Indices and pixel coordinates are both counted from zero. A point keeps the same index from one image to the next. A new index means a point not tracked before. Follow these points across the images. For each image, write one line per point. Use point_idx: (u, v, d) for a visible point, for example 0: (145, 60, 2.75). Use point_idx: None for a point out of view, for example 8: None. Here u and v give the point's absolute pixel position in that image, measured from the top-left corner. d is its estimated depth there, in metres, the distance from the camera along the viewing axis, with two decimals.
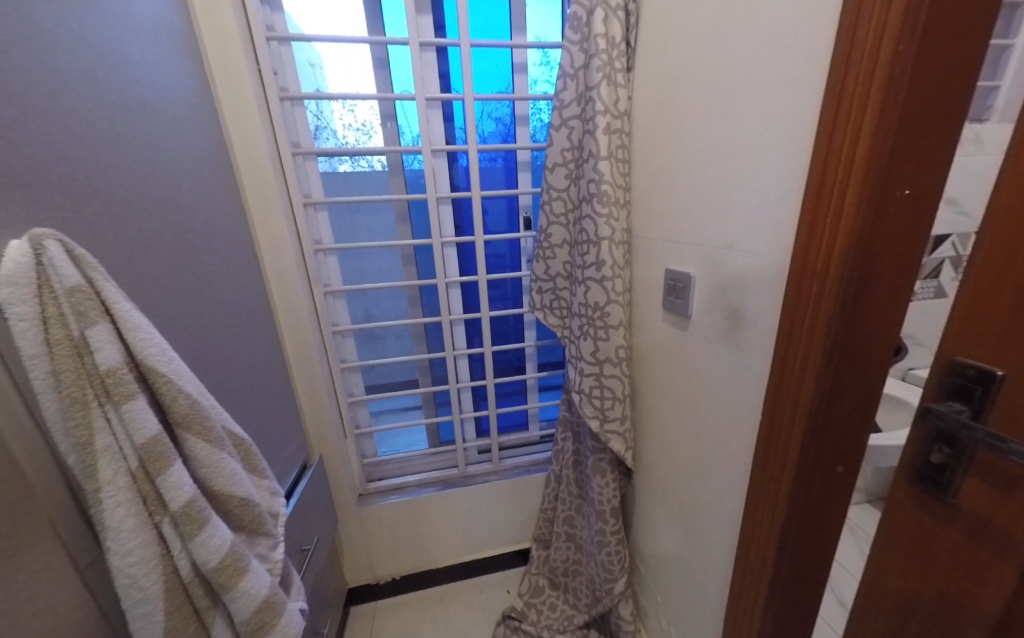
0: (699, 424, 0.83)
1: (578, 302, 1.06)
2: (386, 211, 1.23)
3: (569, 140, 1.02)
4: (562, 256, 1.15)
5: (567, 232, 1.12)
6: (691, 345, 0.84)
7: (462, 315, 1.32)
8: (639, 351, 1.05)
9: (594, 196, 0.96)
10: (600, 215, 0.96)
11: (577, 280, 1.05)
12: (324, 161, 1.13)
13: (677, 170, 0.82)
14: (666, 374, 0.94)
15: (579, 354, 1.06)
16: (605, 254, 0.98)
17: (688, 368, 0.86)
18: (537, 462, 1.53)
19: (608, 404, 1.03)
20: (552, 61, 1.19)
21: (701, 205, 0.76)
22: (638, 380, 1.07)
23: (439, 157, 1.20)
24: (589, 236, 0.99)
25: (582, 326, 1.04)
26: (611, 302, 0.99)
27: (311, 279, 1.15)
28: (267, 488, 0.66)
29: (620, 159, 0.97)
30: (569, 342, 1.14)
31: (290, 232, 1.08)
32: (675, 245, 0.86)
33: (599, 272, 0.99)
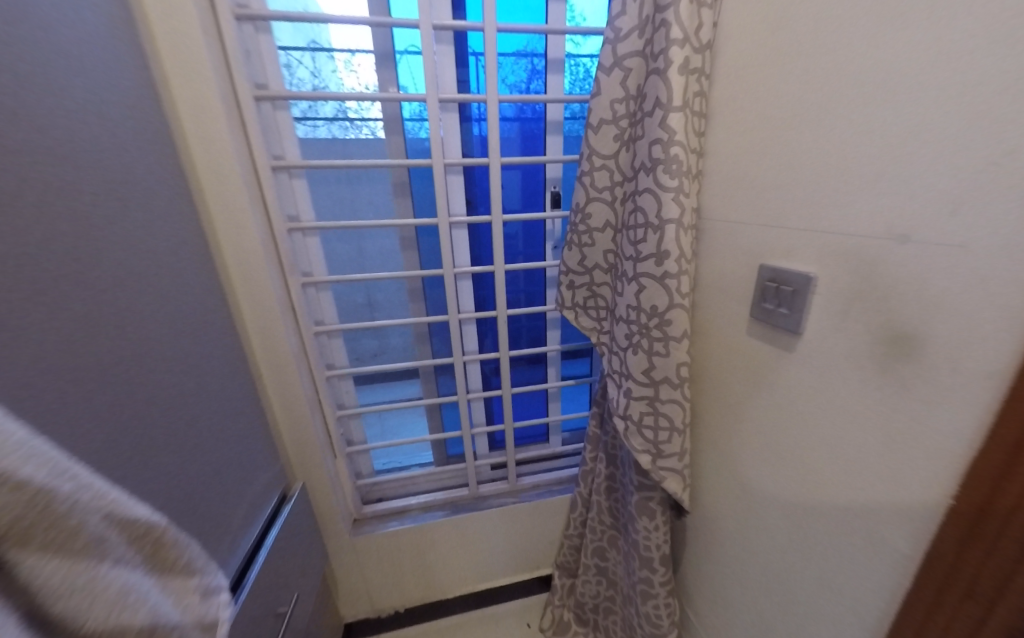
0: (812, 477, 0.61)
1: (624, 303, 0.82)
2: (383, 181, 0.98)
3: (625, 87, 0.78)
4: (606, 242, 0.91)
5: (615, 211, 0.87)
6: (797, 369, 0.61)
7: (474, 312, 1.09)
8: (705, 368, 0.81)
9: (658, 162, 0.71)
10: (667, 188, 0.71)
11: (626, 276, 0.82)
12: (321, 125, 0.90)
13: (796, 121, 0.57)
14: (749, 401, 0.72)
15: (627, 370, 0.83)
16: (671, 241, 0.73)
17: (792, 399, 0.63)
18: (560, 482, 1.33)
19: (663, 437, 0.81)
20: (579, 11, 0.97)
21: (843, 171, 0.51)
22: (700, 403, 0.84)
23: (449, 110, 0.95)
24: (648, 218, 0.74)
25: (631, 336, 0.81)
26: (674, 306, 0.75)
27: (285, 266, 0.91)
28: (201, 591, 0.44)
29: (697, 112, 0.72)
30: (610, 352, 0.90)
31: (255, 207, 0.83)
32: (778, 230, 0.62)
33: (661, 266, 0.74)
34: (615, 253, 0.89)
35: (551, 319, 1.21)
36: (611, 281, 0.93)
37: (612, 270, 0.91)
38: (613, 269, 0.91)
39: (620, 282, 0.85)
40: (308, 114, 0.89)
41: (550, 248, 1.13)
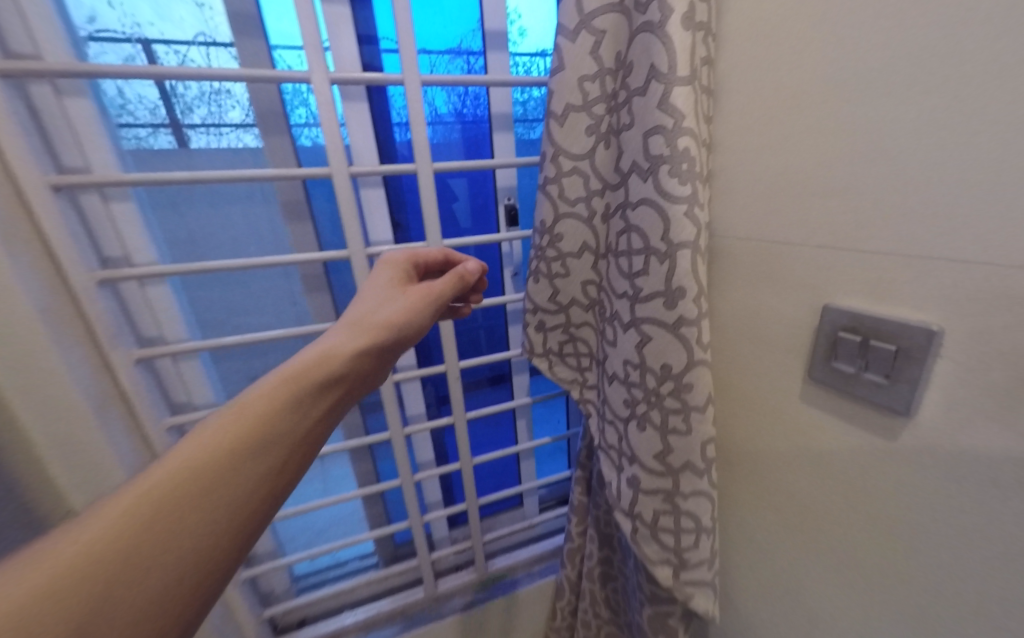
0: (948, 621, 0.40)
1: (620, 358, 0.59)
2: (265, 200, 0.68)
3: (599, 58, 0.56)
4: (587, 270, 0.67)
5: (596, 231, 0.64)
6: (906, 462, 0.40)
7: (415, 370, 0.81)
8: (734, 437, 0.59)
9: (661, 159, 0.48)
10: (677, 196, 0.48)
11: (619, 321, 0.58)
12: (229, 133, 0.63)
13: (888, 88, 0.37)
14: (812, 491, 0.50)
15: (630, 450, 0.59)
16: (685, 273, 0.50)
17: (897, 504, 0.42)
18: (541, 560, 1.08)
19: (689, 544, 0.57)
20: (514, 9, 0.76)
21: (997, 174, 0.32)
22: (729, 483, 0.62)
23: (353, 99, 0.68)
24: (650, 241, 0.51)
25: (633, 405, 0.58)
26: (694, 364, 0.52)
27: (104, 338, 0.56)
28: None
29: (706, 87, 0.50)
30: (603, 420, 0.66)
31: (23, 245, 0.49)
32: (851, 256, 0.41)
33: (672, 309, 0.51)
34: (600, 286, 0.66)
35: (517, 364, 0.96)
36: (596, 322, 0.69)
37: (596, 307, 0.68)
38: (597, 306, 0.68)
39: (611, 327, 0.61)
40: (208, 120, 0.62)
41: (509, 275, 0.88)
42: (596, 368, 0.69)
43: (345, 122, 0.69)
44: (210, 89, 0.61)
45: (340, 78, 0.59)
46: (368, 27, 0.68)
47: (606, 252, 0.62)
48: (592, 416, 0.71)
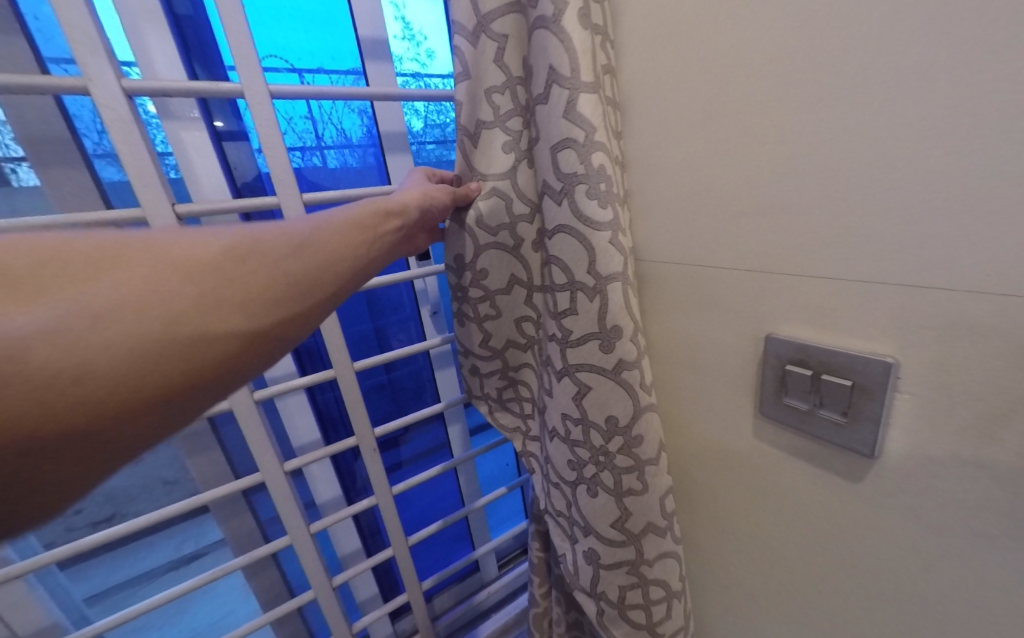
0: None
1: (558, 413, 0.50)
2: None
3: (507, 63, 0.47)
4: (518, 307, 0.57)
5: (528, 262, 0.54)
6: (864, 502, 0.37)
7: (320, 449, 0.66)
8: (686, 476, 0.54)
9: (574, 179, 0.41)
10: (597, 222, 0.41)
11: (553, 370, 0.49)
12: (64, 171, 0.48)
13: (810, 99, 0.32)
14: (775, 531, 0.45)
15: (585, 520, 0.51)
16: (618, 312, 0.43)
17: (866, 545, 0.38)
18: (505, 631, 0.97)
19: (661, 615, 0.50)
20: (420, 31, 0.68)
21: (930, 193, 0.28)
22: (689, 529, 0.56)
23: (184, 122, 0.52)
24: (575, 275, 0.43)
25: (581, 467, 0.49)
26: (642, 413, 0.45)
27: None
28: None
29: (612, 98, 0.44)
30: (549, 483, 0.56)
31: None
32: (784, 288, 0.37)
33: (611, 352, 0.44)
34: (538, 325, 0.56)
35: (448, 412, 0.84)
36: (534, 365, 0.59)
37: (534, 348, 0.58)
38: (535, 347, 0.58)
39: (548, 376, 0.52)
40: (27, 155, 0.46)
41: (426, 316, 0.77)
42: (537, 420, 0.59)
43: (170, 151, 0.53)
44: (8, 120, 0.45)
45: (149, 88, 0.43)
46: (204, 30, 0.53)
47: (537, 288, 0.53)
48: (539, 476, 0.61)
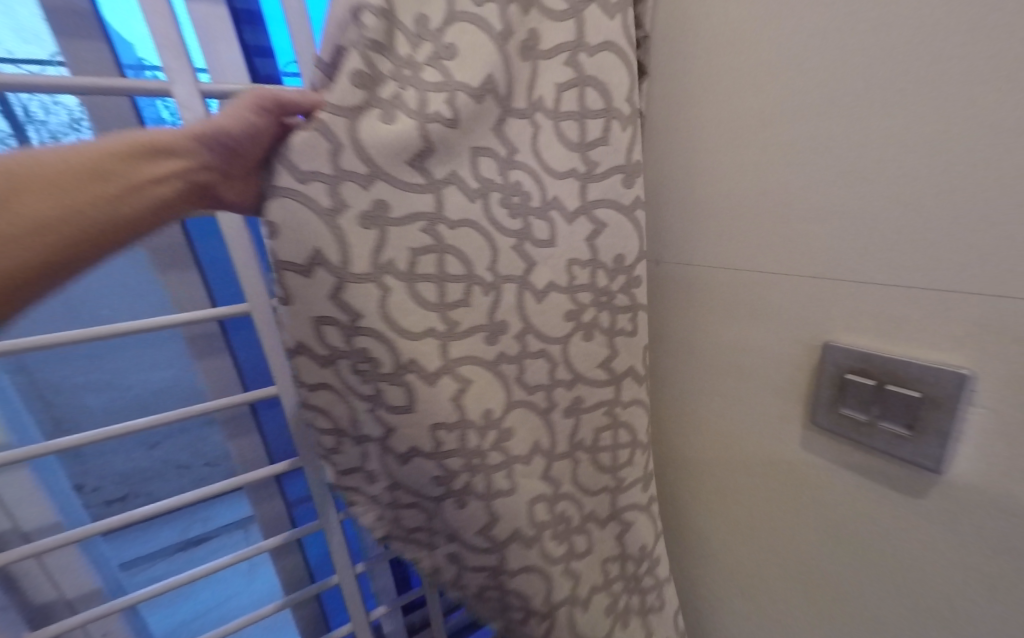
0: None
1: (427, 429, 0.35)
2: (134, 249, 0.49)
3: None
4: (326, 296, 0.31)
5: (344, 240, 0.30)
6: (924, 519, 0.35)
7: None
8: (722, 483, 0.53)
9: (491, 185, 0.35)
10: (506, 230, 0.36)
11: (413, 373, 0.33)
12: None
13: (874, 105, 0.32)
14: (820, 543, 0.44)
15: (433, 522, 0.40)
16: (547, 309, 0.39)
17: (919, 564, 0.37)
18: None
19: (519, 620, 0.44)
20: None
21: (991, 214, 0.28)
22: (725, 538, 0.55)
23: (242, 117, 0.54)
24: (473, 267, 0.35)
25: (454, 480, 0.37)
26: (529, 412, 0.40)
27: None
28: None
29: (563, 112, 0.37)
30: (403, 504, 0.40)
31: None
32: (838, 298, 0.37)
33: (495, 344, 0.37)
34: (354, 329, 0.32)
35: None
36: (355, 390, 0.34)
37: (350, 362, 0.33)
38: (354, 362, 0.33)
39: (411, 396, 0.34)
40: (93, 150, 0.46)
41: None
42: (369, 450, 0.37)
43: None
44: (88, 120, 0.45)
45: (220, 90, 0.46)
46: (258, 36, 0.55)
47: (360, 276, 0.31)
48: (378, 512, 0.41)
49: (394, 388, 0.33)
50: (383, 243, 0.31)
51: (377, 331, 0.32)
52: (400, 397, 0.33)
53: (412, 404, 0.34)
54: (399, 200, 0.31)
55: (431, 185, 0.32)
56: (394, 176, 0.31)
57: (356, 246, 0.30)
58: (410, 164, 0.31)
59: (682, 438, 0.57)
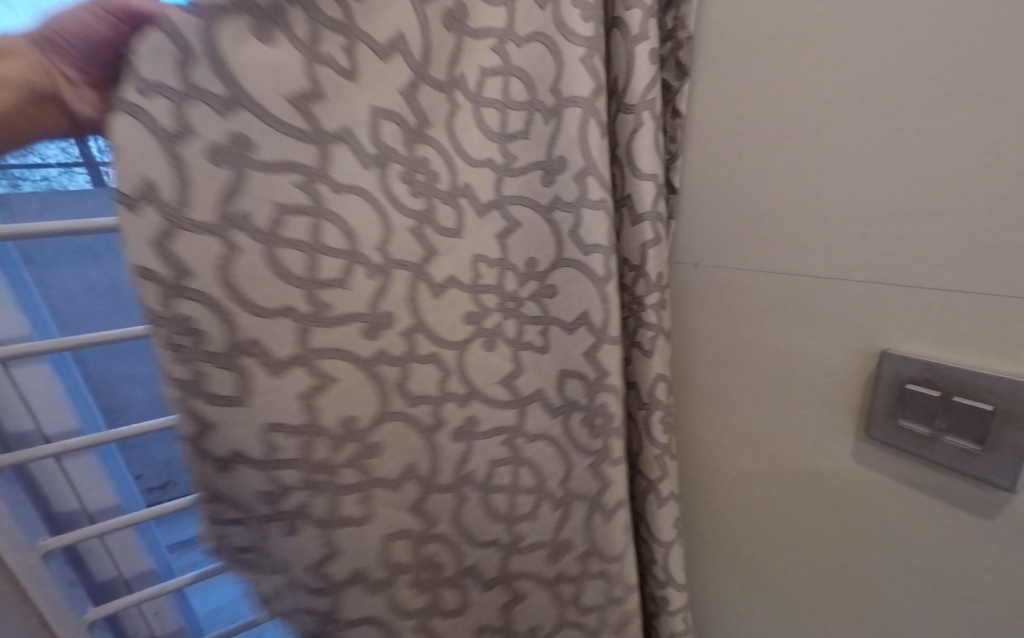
0: None
1: (259, 429, 0.30)
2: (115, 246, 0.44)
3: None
4: (147, 244, 0.25)
5: (184, 173, 0.25)
6: (993, 536, 0.34)
7: None
8: (757, 487, 0.52)
9: (392, 154, 0.32)
10: (406, 209, 0.33)
11: (251, 356, 0.29)
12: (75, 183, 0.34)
13: (930, 126, 0.32)
14: (862, 545, 0.43)
15: (248, 555, 0.33)
16: (445, 306, 0.37)
17: (979, 581, 0.35)
18: None
19: None
20: None
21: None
22: (755, 538, 0.54)
23: None
24: (356, 243, 0.31)
25: (290, 495, 0.32)
26: (406, 427, 0.36)
27: None
28: None
29: (484, 98, 0.36)
30: (224, 527, 0.32)
31: None
32: (882, 300, 0.37)
33: (371, 342, 0.33)
34: (178, 289, 0.26)
35: None
36: (168, 375, 0.28)
37: (159, 337, 0.27)
38: (165, 338, 0.27)
39: (245, 388, 0.29)
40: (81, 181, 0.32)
41: None
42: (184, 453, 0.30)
43: None
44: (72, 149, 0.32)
45: None
46: None
47: (198, 226, 0.26)
48: (214, 540, 0.32)
49: (218, 372, 0.28)
50: (238, 195, 0.27)
51: (208, 297, 0.27)
52: (226, 385, 0.29)
53: (243, 395, 0.29)
54: (269, 141, 0.27)
55: (315, 138, 0.29)
56: (283, 126, 0.28)
57: (195, 186, 0.26)
58: (294, 107, 0.28)
59: (711, 442, 0.57)
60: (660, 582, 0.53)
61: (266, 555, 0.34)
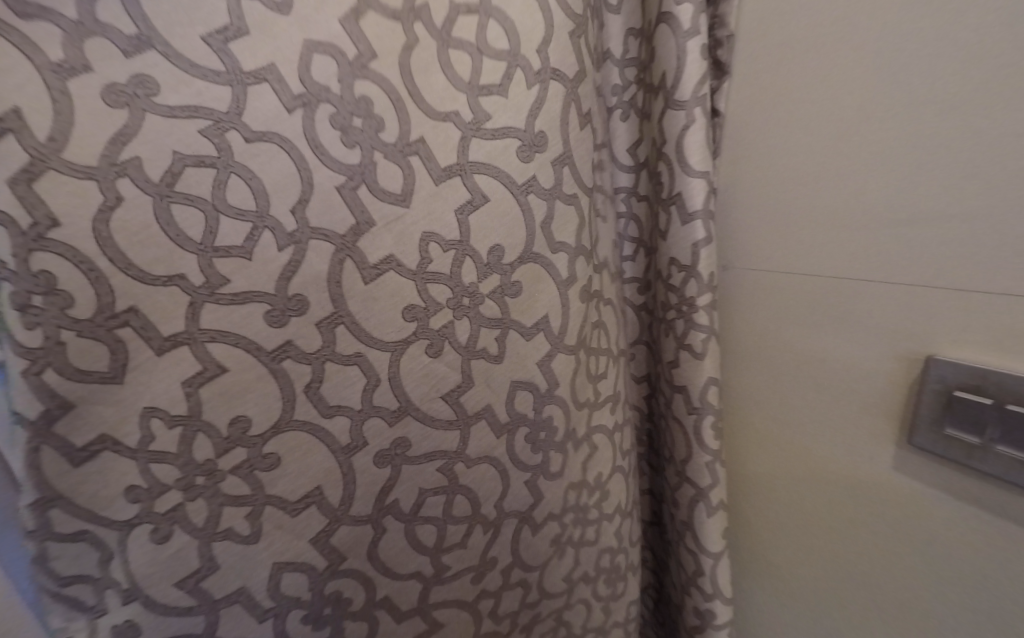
0: None
1: (135, 413, 0.24)
2: None
3: None
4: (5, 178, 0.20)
5: (69, 109, 0.21)
6: None
7: None
8: (784, 499, 0.49)
9: (324, 93, 0.26)
10: (333, 163, 0.27)
11: (130, 327, 0.23)
12: None
13: (986, 114, 0.30)
14: (902, 569, 0.40)
15: (74, 585, 0.24)
16: (381, 300, 0.30)
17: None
18: None
19: None
20: None
21: None
22: (781, 557, 0.51)
23: None
24: (268, 207, 0.26)
25: (164, 496, 0.25)
26: (320, 445, 0.30)
27: None
28: None
29: (454, 38, 0.31)
30: (55, 544, 0.23)
31: None
32: (935, 303, 0.34)
33: (279, 332, 0.27)
34: (36, 239, 0.21)
35: None
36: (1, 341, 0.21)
37: (2, 291, 0.20)
38: (9, 292, 0.20)
39: (120, 366, 0.23)
40: None
41: None
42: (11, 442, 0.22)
43: None
44: None
45: None
46: None
47: (75, 168, 0.21)
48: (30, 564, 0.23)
49: (92, 346, 0.22)
50: (127, 140, 0.22)
51: (76, 250, 0.21)
52: (100, 361, 0.23)
53: (119, 373, 0.23)
54: (172, 80, 0.23)
55: (231, 79, 0.24)
56: (198, 70, 0.23)
57: (70, 119, 0.21)
58: (206, 43, 0.23)
59: (741, 450, 0.53)
60: (705, 595, 0.51)
61: (104, 583, 0.25)
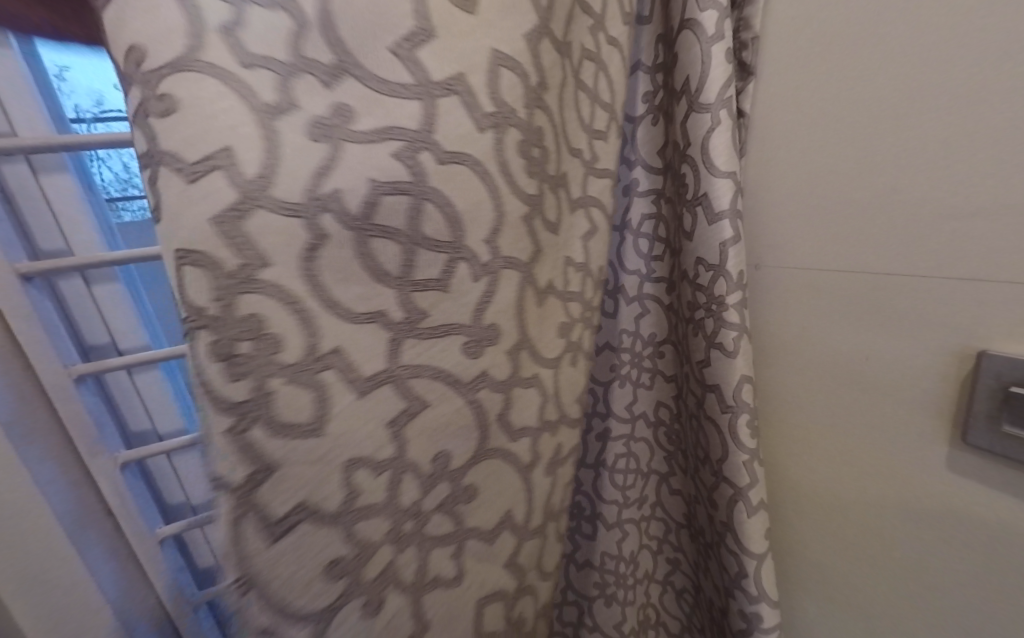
0: None
1: (339, 470, 0.26)
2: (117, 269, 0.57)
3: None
4: (220, 223, 0.21)
5: (277, 145, 0.21)
6: None
7: None
8: (819, 496, 0.48)
9: (511, 114, 0.28)
10: (521, 191, 0.30)
11: (332, 369, 0.24)
12: None
13: None
14: (955, 563, 0.39)
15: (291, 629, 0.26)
16: (548, 322, 0.35)
17: None
18: None
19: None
20: None
21: None
22: (818, 552, 0.50)
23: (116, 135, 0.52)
24: (466, 235, 0.27)
25: (371, 556, 0.28)
26: (504, 461, 0.34)
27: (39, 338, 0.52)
28: None
29: (580, 80, 0.35)
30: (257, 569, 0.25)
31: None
32: (979, 293, 0.34)
33: (475, 362, 0.30)
34: (247, 280, 0.21)
35: None
36: (221, 392, 0.22)
37: (212, 338, 0.22)
38: (218, 339, 0.22)
39: (320, 418, 0.24)
40: None
41: None
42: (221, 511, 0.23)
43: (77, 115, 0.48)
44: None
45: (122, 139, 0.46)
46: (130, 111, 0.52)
47: (285, 206, 0.22)
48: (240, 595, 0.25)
49: (299, 396, 0.23)
50: (330, 172, 0.22)
51: (285, 288, 0.22)
52: (304, 413, 0.24)
53: (320, 425, 0.24)
54: (369, 107, 0.23)
55: (419, 92, 0.24)
56: (391, 87, 0.23)
57: (275, 153, 0.21)
58: (397, 54, 0.23)
59: (780, 451, 0.51)
60: (750, 597, 0.48)
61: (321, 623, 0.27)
